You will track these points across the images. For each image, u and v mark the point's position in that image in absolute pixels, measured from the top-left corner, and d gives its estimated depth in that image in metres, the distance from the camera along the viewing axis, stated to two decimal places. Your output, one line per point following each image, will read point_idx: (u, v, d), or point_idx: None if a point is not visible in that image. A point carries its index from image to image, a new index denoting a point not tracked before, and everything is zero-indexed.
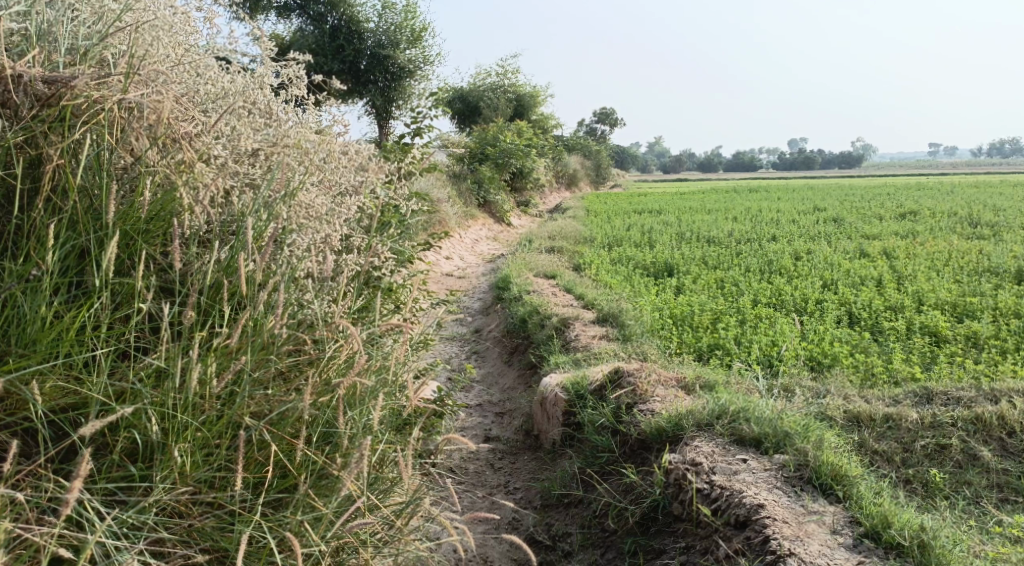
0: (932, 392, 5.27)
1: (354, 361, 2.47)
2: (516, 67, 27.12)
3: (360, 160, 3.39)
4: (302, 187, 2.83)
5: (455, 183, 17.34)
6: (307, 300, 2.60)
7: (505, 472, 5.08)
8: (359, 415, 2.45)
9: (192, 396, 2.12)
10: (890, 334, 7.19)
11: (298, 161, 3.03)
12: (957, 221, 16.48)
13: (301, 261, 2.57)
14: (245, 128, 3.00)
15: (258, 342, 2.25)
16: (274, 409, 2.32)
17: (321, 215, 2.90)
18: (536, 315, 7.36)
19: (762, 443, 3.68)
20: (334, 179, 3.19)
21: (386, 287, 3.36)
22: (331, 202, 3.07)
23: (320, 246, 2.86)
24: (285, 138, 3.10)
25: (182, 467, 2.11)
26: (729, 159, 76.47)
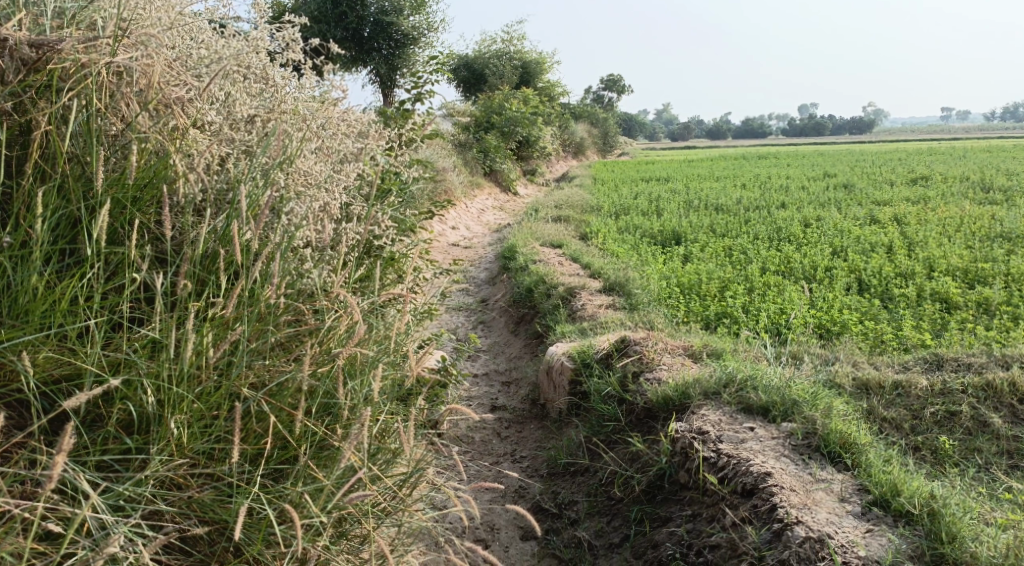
0: (942, 359, 5.23)
1: (354, 331, 2.44)
2: (521, 34, 26.78)
3: (359, 127, 3.33)
4: (299, 154, 2.79)
5: (461, 152, 17.23)
6: (306, 269, 2.57)
7: (511, 441, 5.08)
8: (360, 385, 2.43)
9: (188, 367, 2.10)
10: (900, 301, 7.12)
11: (296, 128, 2.98)
12: (969, 186, 16.28)
13: (299, 230, 2.54)
14: (240, 94, 2.95)
15: (254, 312, 2.22)
16: (273, 380, 2.30)
17: (320, 183, 2.86)
18: (542, 284, 7.33)
19: (769, 411, 3.65)
20: (334, 147, 3.14)
21: (388, 257, 3.32)
22: (330, 170, 3.02)
23: (319, 214, 2.82)
24: (283, 105, 3.05)
25: (179, 439, 2.10)
26: (738, 126, 75.69)
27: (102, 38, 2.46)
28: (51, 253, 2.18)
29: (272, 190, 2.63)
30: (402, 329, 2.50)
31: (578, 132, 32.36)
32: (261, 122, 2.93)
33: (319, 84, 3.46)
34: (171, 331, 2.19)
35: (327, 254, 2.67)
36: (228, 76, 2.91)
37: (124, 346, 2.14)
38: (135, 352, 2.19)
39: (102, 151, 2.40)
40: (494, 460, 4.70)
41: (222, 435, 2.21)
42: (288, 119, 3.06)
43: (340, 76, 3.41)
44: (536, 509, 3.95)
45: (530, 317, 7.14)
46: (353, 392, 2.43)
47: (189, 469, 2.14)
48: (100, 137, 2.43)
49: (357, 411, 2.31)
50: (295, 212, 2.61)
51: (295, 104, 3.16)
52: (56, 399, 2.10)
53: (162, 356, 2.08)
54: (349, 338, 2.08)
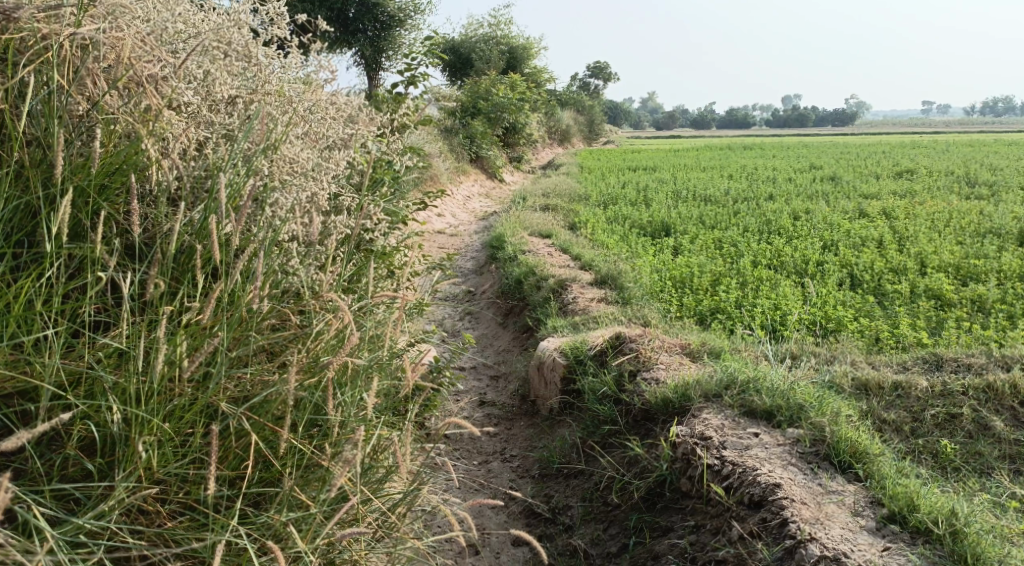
0: (941, 359, 5.11)
1: (344, 337, 2.26)
2: (508, 18, 26.48)
3: (349, 112, 3.13)
4: (285, 139, 2.59)
5: (447, 138, 16.98)
6: (292, 267, 2.38)
7: (500, 439, 4.93)
8: (350, 396, 2.26)
9: (159, 381, 1.91)
10: (894, 298, 7.02)
11: (281, 111, 2.78)
12: (955, 181, 16.25)
13: (285, 223, 2.35)
14: (221, 73, 2.75)
15: (233, 318, 2.03)
16: (254, 394, 2.12)
17: (308, 171, 2.66)
18: (532, 276, 7.16)
19: (774, 415, 3.51)
20: (322, 132, 2.93)
21: (378, 251, 3.14)
22: (317, 156, 2.83)
23: (306, 205, 2.63)
24: (267, 85, 2.85)
25: (148, 463, 1.92)
26: (723, 116, 75.72)
27: (66, 7, 2.25)
28: (5, 249, 1.97)
29: (256, 179, 2.43)
30: (397, 334, 2.33)
31: (564, 119, 32.13)
32: (244, 103, 2.73)
33: (306, 66, 3.25)
34: (140, 338, 2.00)
35: (315, 249, 2.48)
36: (208, 54, 2.70)
37: (87, 357, 1.95)
38: (99, 363, 2.02)
39: (63, 134, 2.19)
40: (483, 459, 4.55)
41: (196, 456, 2.04)
42: (273, 101, 2.85)
43: (329, 58, 3.20)
44: (528, 513, 3.80)
45: (519, 310, 6.98)
46: (342, 404, 2.26)
47: (158, 495, 1.98)
48: (63, 117, 2.21)
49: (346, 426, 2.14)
50: (280, 204, 2.42)
51: (281, 85, 2.96)
52: (9, 418, 1.90)
53: (130, 366, 1.91)
54: (339, 351, 1.90)
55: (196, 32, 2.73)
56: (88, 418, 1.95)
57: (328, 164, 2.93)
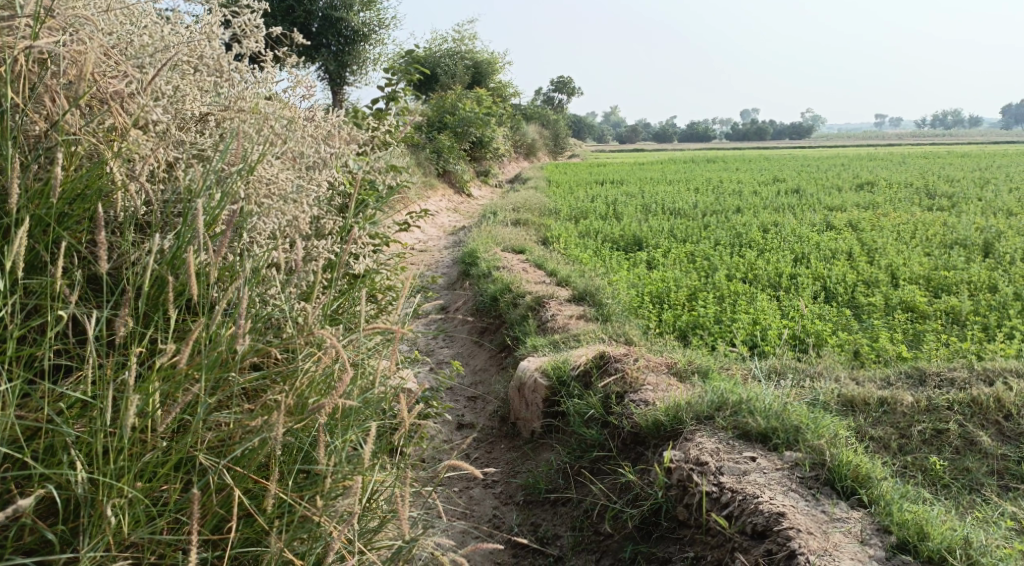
0: (923, 373, 5.06)
1: (333, 374, 2.13)
2: (473, 33, 26.45)
3: (328, 128, 2.98)
4: (262, 159, 2.44)
5: (414, 152, 16.82)
6: (274, 298, 2.24)
7: (481, 464, 4.79)
8: (342, 439, 2.11)
9: (130, 435, 1.74)
10: (869, 310, 7.01)
11: (256, 128, 2.63)
12: (915, 192, 16.48)
13: (266, 249, 2.19)
14: (193, 88, 2.58)
15: (213, 360, 1.87)
16: (236, 443, 1.96)
17: (288, 194, 2.51)
18: (507, 293, 7.03)
19: (769, 438, 3.42)
20: (300, 150, 2.79)
21: (360, 274, 2.99)
22: (296, 176, 2.67)
23: (284, 228, 2.48)
24: (240, 101, 2.68)
25: (118, 527, 1.75)
26: (684, 129, 76.65)
27: (21, 17, 2.07)
28: None
29: (232, 202, 2.27)
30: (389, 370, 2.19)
31: (530, 133, 32.16)
32: (216, 121, 2.56)
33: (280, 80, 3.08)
34: (107, 384, 1.83)
35: (297, 278, 2.33)
36: (177, 68, 2.52)
37: (46, 407, 1.77)
38: (60, 414, 1.84)
39: (18, 156, 2.00)
40: (465, 485, 4.40)
41: (175, 514, 1.88)
42: (248, 118, 2.69)
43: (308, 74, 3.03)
44: (515, 543, 3.67)
45: (495, 328, 6.85)
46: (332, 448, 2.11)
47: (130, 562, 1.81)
48: (18, 138, 2.03)
49: (339, 472, 2.00)
50: (259, 229, 2.26)
51: (255, 100, 2.80)
52: None
53: (95, 418, 1.73)
54: (333, 394, 1.75)
55: (163, 43, 2.55)
56: (48, 480, 1.78)
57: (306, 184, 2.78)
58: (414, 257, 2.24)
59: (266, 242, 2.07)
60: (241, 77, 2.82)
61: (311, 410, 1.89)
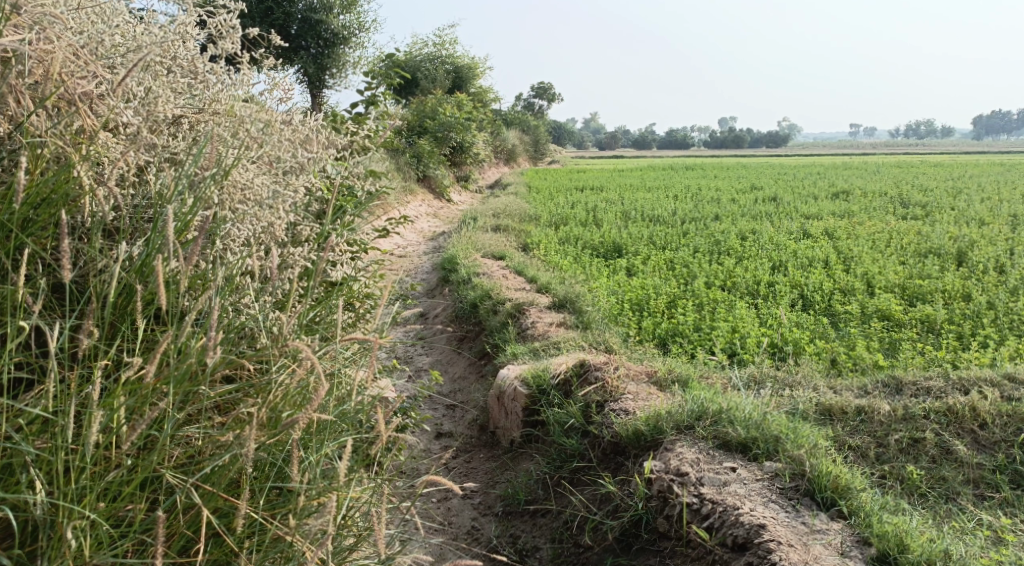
0: (900, 382, 5.09)
1: (308, 389, 2.08)
2: (453, 38, 26.43)
3: (306, 133, 2.93)
4: (237, 164, 2.39)
5: (394, 157, 16.76)
6: (248, 309, 2.19)
7: (460, 473, 4.74)
8: (317, 454, 2.07)
9: (94, 452, 1.69)
10: (846, 319, 7.05)
11: (232, 133, 2.58)
12: (890, 201, 16.66)
13: (240, 258, 2.15)
14: (166, 91, 2.52)
15: (183, 374, 1.82)
16: (205, 459, 1.91)
17: (263, 200, 2.47)
18: (487, 300, 7.00)
19: (749, 448, 3.42)
20: (277, 155, 2.74)
21: (339, 283, 2.95)
22: (273, 182, 2.63)
23: (260, 236, 2.43)
24: (216, 105, 2.63)
25: (81, 550, 1.69)
26: (664, 137, 77.17)
27: None
28: None
29: (204, 208, 2.22)
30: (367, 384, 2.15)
31: (510, 139, 32.18)
32: (190, 125, 2.51)
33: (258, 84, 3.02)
34: (70, 398, 1.77)
35: (272, 287, 2.28)
36: (149, 70, 2.47)
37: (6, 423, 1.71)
38: (21, 430, 1.78)
39: None
40: (444, 495, 4.38)
41: (140, 533, 1.83)
42: (223, 122, 2.64)
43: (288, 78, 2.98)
44: (494, 555, 3.64)
45: (475, 335, 6.82)
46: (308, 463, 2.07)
47: None
48: None
49: (313, 489, 1.96)
50: (233, 237, 2.21)
51: (231, 104, 2.75)
52: None
53: (57, 434, 1.67)
54: (308, 410, 1.71)
55: (135, 44, 2.49)
56: (6, 500, 1.71)
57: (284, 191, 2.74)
58: (394, 270, 2.21)
59: (240, 252, 2.03)
60: (216, 80, 2.77)
61: (284, 425, 1.85)
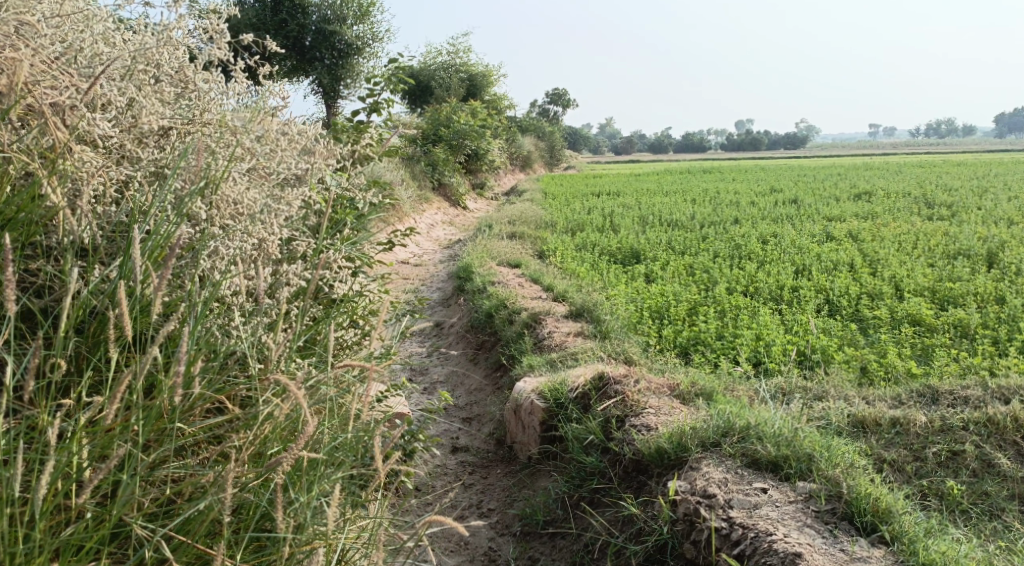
0: (936, 392, 4.85)
1: (298, 423, 1.98)
2: (467, 46, 26.38)
3: (303, 143, 2.79)
4: (226, 176, 2.28)
5: (409, 165, 16.68)
6: (237, 332, 2.07)
7: (476, 490, 4.57)
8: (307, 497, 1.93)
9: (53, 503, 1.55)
10: (875, 324, 6.81)
11: (222, 143, 2.46)
12: (914, 201, 16.32)
13: (226, 277, 2.02)
14: (156, 100, 2.41)
15: (155, 411, 1.68)
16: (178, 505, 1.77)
17: (255, 214, 2.34)
18: (503, 309, 6.84)
19: (780, 467, 3.22)
20: (270, 167, 2.61)
21: (342, 300, 2.81)
22: (267, 194, 2.50)
23: (252, 252, 2.30)
24: (206, 115, 2.52)
25: None
26: (680, 140, 76.67)
27: None
28: None
29: (187, 223, 2.10)
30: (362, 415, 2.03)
31: (525, 146, 32.06)
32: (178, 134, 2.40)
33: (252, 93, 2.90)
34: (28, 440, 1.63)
35: (261, 307, 2.16)
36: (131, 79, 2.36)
37: None
38: None
39: None
40: (460, 514, 4.28)
41: None
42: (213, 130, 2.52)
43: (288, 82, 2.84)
44: None
45: (491, 346, 6.65)
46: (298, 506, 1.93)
47: None
48: None
49: (299, 537, 1.83)
50: (220, 253, 2.08)
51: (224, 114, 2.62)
52: None
53: (15, 479, 1.54)
54: (291, 451, 1.58)
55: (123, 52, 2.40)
56: None
57: (279, 203, 2.60)
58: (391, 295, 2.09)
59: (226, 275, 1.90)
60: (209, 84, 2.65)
61: (268, 466, 1.72)
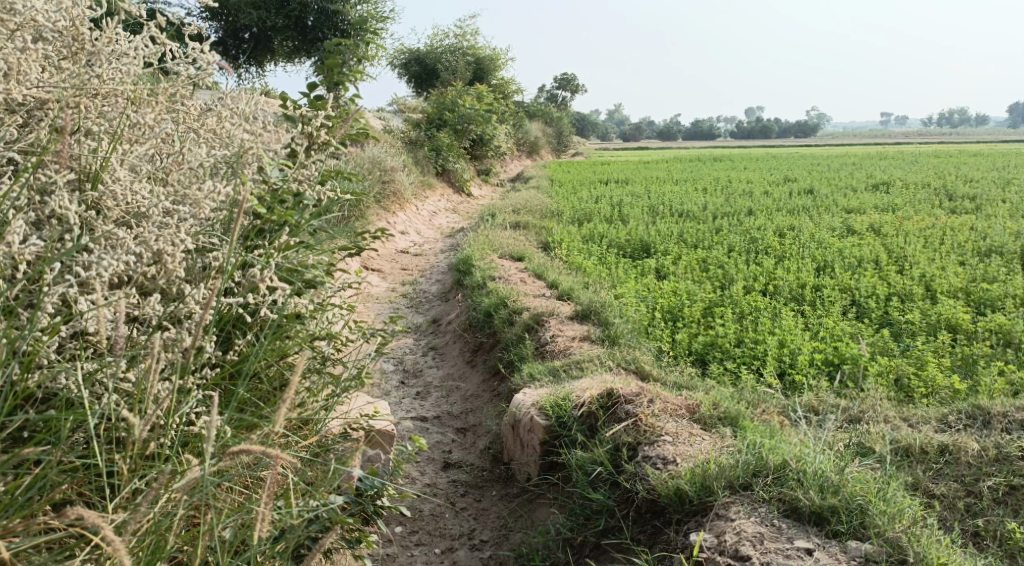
0: (987, 413, 4.28)
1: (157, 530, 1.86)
2: (475, 29, 25.62)
3: (220, 132, 2.85)
4: (111, 168, 2.43)
5: (412, 151, 16.11)
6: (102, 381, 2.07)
7: (469, 516, 4.06)
8: None
9: None
10: (908, 330, 6.25)
11: (108, 119, 2.56)
12: (935, 194, 15.67)
13: (91, 308, 2.00)
14: (28, 64, 2.41)
15: None
16: None
17: (150, 218, 2.43)
18: (502, 307, 6.30)
19: (827, 520, 2.72)
20: (184, 158, 2.69)
21: (267, 345, 2.41)
22: (164, 193, 2.54)
23: (141, 266, 2.34)
24: (94, 83, 2.47)
25: None
26: (690, 127, 75.57)
27: None
28: None
29: (60, 227, 2.21)
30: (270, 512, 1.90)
31: (532, 132, 31.35)
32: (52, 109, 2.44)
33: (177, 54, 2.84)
34: None
35: (142, 345, 2.16)
36: None
37: None
38: None
39: None
40: (448, 546, 3.79)
41: None
42: (103, 105, 2.60)
43: (208, 55, 2.82)
44: None
45: (489, 347, 6.11)
46: None
47: None
48: None
49: None
50: (93, 270, 2.12)
51: (123, 95, 2.58)
52: None
53: None
54: None
55: None
56: None
57: (186, 202, 2.56)
58: (304, 353, 1.70)
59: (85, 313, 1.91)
60: (108, 45, 2.65)
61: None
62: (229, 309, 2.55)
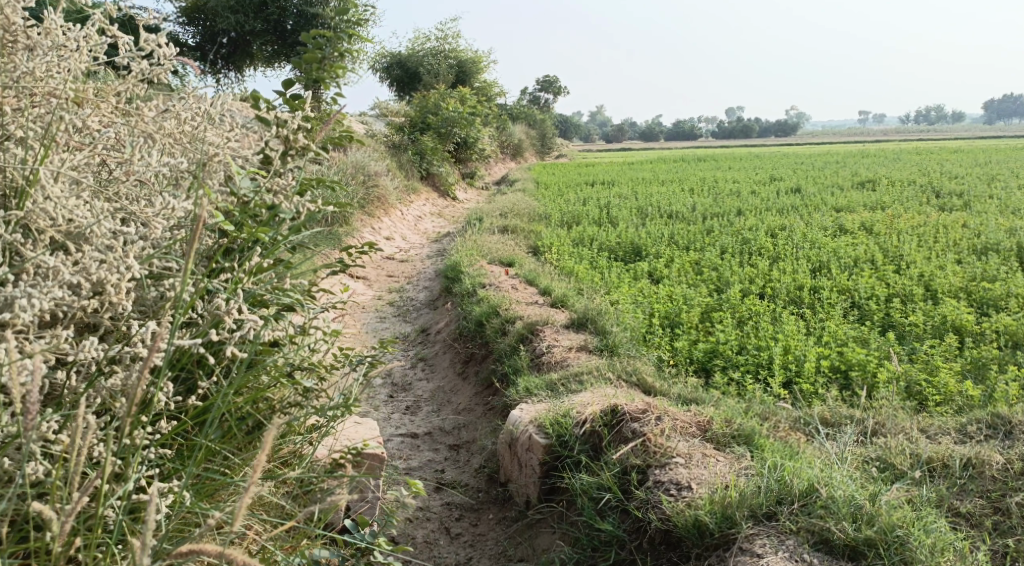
0: (1008, 423, 4.06)
1: None
2: (456, 31, 25.31)
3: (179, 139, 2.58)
4: (45, 183, 2.16)
5: (395, 155, 15.81)
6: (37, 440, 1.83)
7: (465, 543, 3.81)
8: None
9: None
10: (912, 333, 6.04)
11: (46, 126, 2.29)
12: (922, 191, 15.59)
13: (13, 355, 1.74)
14: None
15: None
16: None
17: (91, 242, 2.18)
18: (494, 316, 6.04)
19: (862, 553, 2.58)
20: (138, 170, 2.43)
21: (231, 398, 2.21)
22: (110, 213, 2.29)
23: (81, 299, 2.09)
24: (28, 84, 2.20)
25: None
26: (672, 128, 75.62)
27: None
28: None
29: None
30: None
31: (516, 134, 31.12)
32: None
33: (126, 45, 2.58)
34: None
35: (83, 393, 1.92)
36: None
37: None
38: None
39: None
40: None
41: None
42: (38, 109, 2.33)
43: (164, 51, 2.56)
44: None
45: (481, 358, 5.84)
46: None
47: None
48: None
49: None
50: (18, 308, 1.88)
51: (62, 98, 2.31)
52: None
53: None
54: None
55: None
56: None
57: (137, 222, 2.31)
58: (270, 430, 1.50)
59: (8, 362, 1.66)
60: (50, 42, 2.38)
61: None
62: (190, 345, 2.30)
